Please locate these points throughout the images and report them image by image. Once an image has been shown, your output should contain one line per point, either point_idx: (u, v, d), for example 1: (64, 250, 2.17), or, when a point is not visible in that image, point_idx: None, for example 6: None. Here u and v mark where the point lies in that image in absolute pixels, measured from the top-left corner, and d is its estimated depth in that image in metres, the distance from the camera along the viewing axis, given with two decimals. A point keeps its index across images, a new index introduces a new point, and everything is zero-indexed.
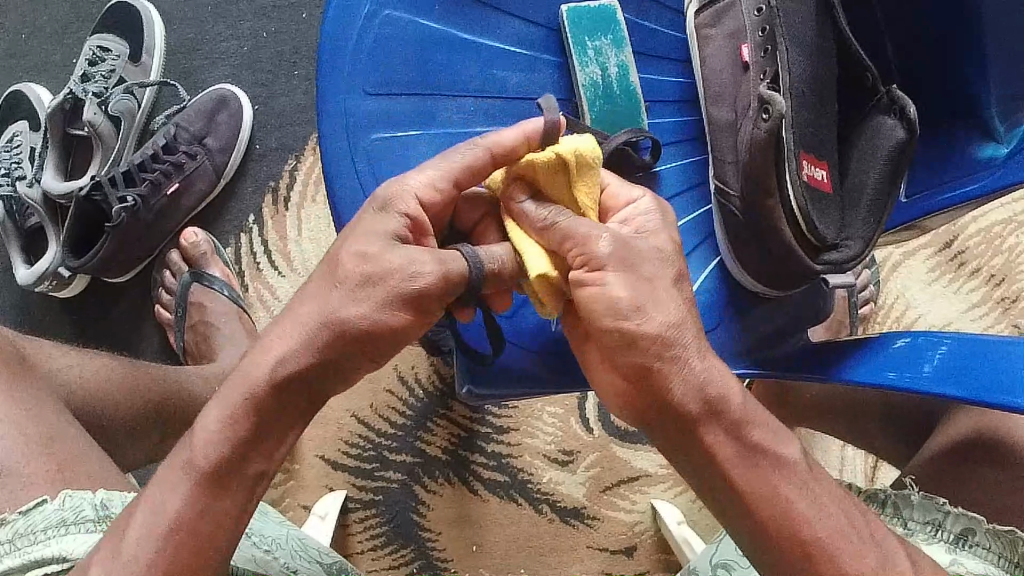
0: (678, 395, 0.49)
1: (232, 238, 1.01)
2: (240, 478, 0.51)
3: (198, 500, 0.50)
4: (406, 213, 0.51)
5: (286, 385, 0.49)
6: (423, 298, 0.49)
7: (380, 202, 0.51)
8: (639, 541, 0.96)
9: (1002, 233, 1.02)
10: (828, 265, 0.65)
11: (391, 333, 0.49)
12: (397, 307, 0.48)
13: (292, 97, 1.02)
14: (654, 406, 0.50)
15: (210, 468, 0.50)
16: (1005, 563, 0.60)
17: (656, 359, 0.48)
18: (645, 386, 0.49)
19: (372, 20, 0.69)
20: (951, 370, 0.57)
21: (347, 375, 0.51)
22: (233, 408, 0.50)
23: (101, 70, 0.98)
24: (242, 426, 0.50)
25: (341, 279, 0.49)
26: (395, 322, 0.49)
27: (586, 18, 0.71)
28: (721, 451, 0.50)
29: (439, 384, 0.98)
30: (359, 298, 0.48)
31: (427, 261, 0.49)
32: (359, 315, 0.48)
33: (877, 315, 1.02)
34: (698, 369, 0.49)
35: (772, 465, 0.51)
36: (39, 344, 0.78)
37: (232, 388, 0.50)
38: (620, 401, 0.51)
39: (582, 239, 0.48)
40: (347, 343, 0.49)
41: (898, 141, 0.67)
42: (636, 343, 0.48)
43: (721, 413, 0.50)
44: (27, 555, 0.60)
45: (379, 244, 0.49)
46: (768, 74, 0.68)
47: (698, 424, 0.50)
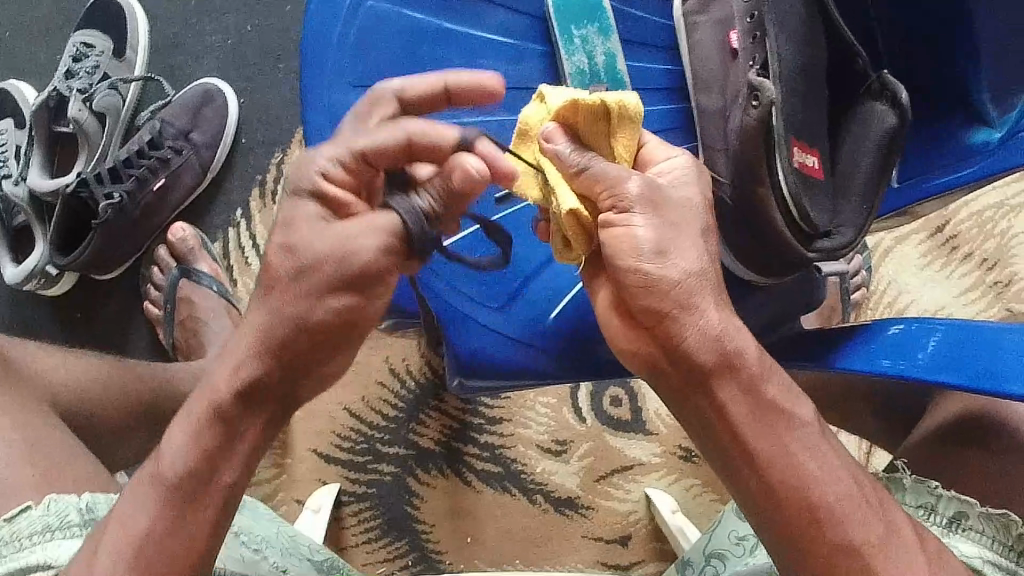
0: (691, 345, 0.47)
1: (220, 232, 1.01)
2: (212, 489, 0.51)
3: (166, 513, 0.50)
4: (319, 185, 0.47)
5: (246, 395, 0.49)
6: (367, 276, 0.46)
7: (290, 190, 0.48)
8: (634, 530, 0.96)
9: (994, 217, 1.02)
10: (820, 252, 0.64)
11: (338, 324, 0.47)
12: (336, 295, 0.46)
13: (279, 90, 1.01)
14: (664, 351, 0.48)
15: (180, 480, 0.50)
16: (998, 546, 0.60)
17: (675, 307, 0.46)
18: (661, 332, 0.47)
19: (356, 13, 0.67)
20: (945, 356, 0.57)
21: (310, 372, 0.50)
22: (198, 419, 0.50)
23: (86, 66, 0.96)
24: (208, 436, 0.50)
25: (279, 278, 0.47)
26: (337, 311, 0.47)
27: (572, 6, 0.70)
28: (730, 407, 0.49)
29: (430, 374, 0.98)
30: (297, 292, 0.47)
31: (363, 241, 0.46)
32: (305, 314, 0.47)
33: (870, 301, 1.02)
34: (715, 322, 0.47)
35: (786, 426, 0.50)
36: (24, 345, 0.78)
37: (196, 404, 0.50)
38: (633, 352, 0.49)
39: (613, 183, 0.47)
40: (302, 338, 0.47)
41: (889, 127, 0.67)
42: (656, 287, 0.46)
43: (737, 370, 0.48)
44: (12, 562, 0.59)
45: (305, 231, 0.47)
46: (759, 61, 0.66)
47: (711, 380, 0.48)
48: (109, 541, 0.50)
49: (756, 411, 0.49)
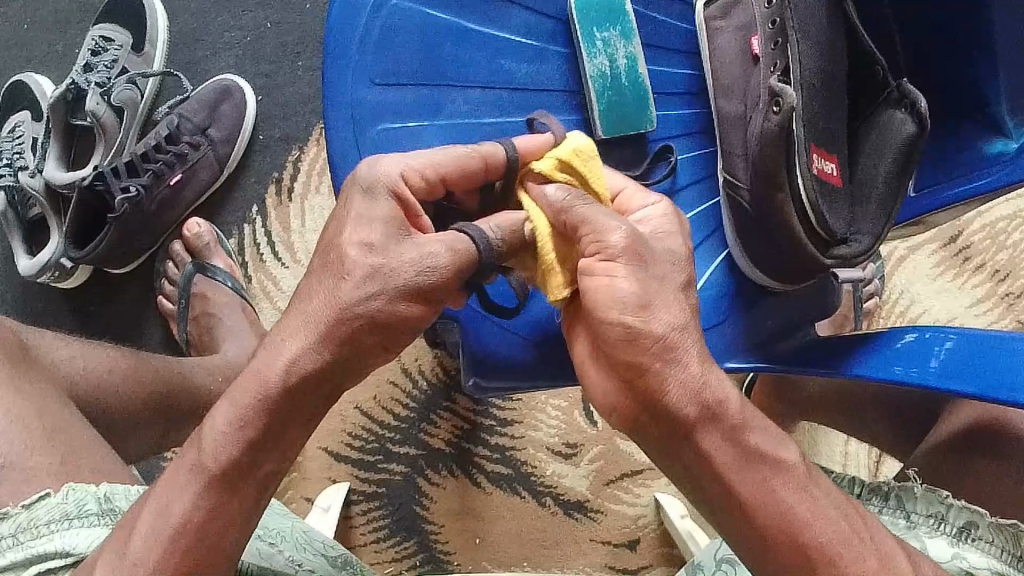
0: (672, 399, 0.47)
1: (236, 228, 1.01)
2: (250, 477, 0.51)
3: (205, 501, 0.51)
4: (395, 187, 0.51)
5: (300, 386, 0.49)
6: (434, 288, 0.48)
7: (363, 182, 0.51)
8: (642, 535, 0.96)
9: (1006, 228, 1.02)
10: (838, 259, 0.64)
11: (409, 322, 0.48)
12: (407, 299, 0.48)
13: (296, 87, 1.01)
14: (644, 404, 0.48)
15: (220, 470, 0.50)
16: (1008, 556, 0.60)
17: (655, 360, 0.47)
18: (639, 385, 0.47)
19: (379, 11, 0.68)
20: (961, 365, 0.56)
21: (368, 367, 0.50)
22: (242, 412, 0.49)
23: (104, 60, 0.97)
24: (253, 429, 0.50)
25: (349, 272, 0.48)
26: (409, 316, 0.48)
27: (595, 10, 0.71)
28: (715, 457, 0.49)
29: (443, 375, 0.97)
30: (372, 288, 0.47)
31: (439, 250, 0.48)
32: (372, 311, 0.47)
33: (882, 309, 1.02)
34: (695, 373, 0.47)
35: (771, 470, 0.50)
36: (41, 334, 0.78)
37: (243, 390, 0.49)
38: (612, 405, 0.50)
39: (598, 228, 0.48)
40: (363, 340, 0.48)
41: (908, 135, 0.67)
42: (637, 341, 0.46)
43: (720, 418, 0.48)
44: (29, 549, 0.59)
45: (382, 235, 0.49)
46: (779, 67, 0.67)
47: (693, 429, 0.48)
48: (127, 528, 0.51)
49: (740, 455, 0.49)
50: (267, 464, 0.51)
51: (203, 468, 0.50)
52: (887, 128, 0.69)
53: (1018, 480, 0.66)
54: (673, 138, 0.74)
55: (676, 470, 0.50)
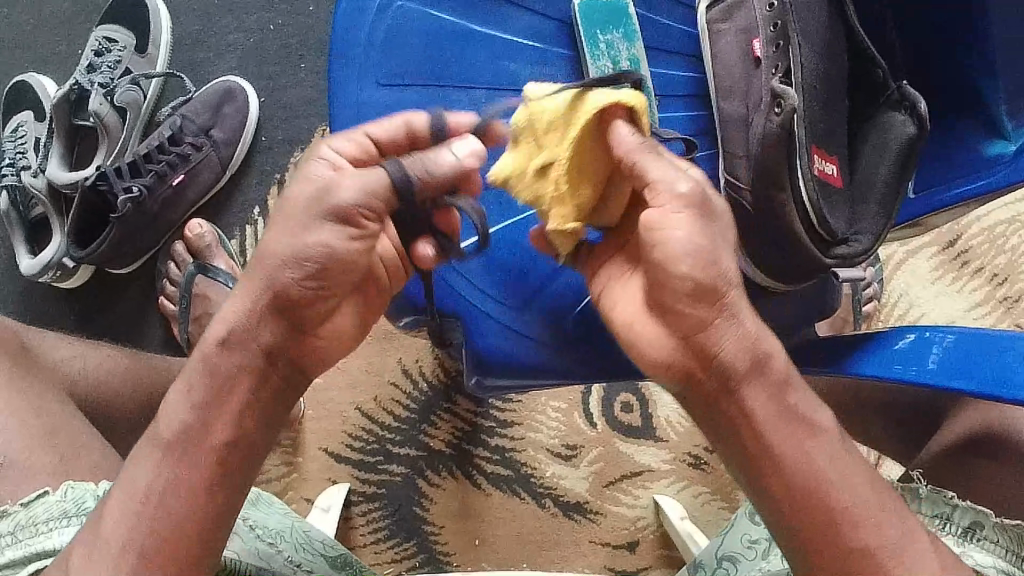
0: (728, 354, 0.48)
1: (237, 230, 1.02)
2: (204, 449, 0.50)
3: (164, 472, 0.50)
4: (328, 158, 0.49)
5: (241, 347, 0.49)
6: (347, 216, 0.46)
7: (301, 156, 0.50)
8: (642, 537, 0.97)
9: (1005, 233, 1.02)
10: (838, 259, 0.65)
11: (340, 263, 0.48)
12: (321, 230, 0.47)
13: (299, 89, 1.02)
14: (701, 361, 0.48)
15: (175, 437, 0.50)
16: (1012, 557, 0.61)
17: (717, 315, 0.47)
18: (697, 340, 0.48)
19: (386, 11, 0.68)
20: (960, 362, 0.57)
21: (306, 326, 0.50)
22: (192, 378, 0.50)
23: (107, 61, 0.97)
24: (201, 392, 0.50)
25: (273, 220, 0.48)
26: (329, 251, 0.47)
27: (599, 11, 0.71)
28: (758, 411, 0.49)
29: (443, 377, 0.98)
30: (295, 247, 0.47)
31: (359, 193, 0.47)
32: (291, 252, 0.47)
33: (881, 312, 1.02)
34: (750, 326, 0.48)
35: (807, 433, 0.50)
36: (42, 334, 0.78)
37: (193, 366, 0.50)
38: (663, 365, 0.49)
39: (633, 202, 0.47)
40: (292, 290, 0.48)
41: (908, 137, 0.68)
42: (705, 295, 0.46)
43: (766, 373, 0.49)
44: (28, 547, 0.59)
45: (312, 190, 0.49)
46: (781, 69, 0.68)
47: (742, 383, 0.49)
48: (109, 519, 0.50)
49: (780, 413, 0.49)
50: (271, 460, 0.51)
51: (208, 464, 0.50)
52: (886, 130, 0.70)
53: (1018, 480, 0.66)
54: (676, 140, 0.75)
55: (714, 433, 0.51)
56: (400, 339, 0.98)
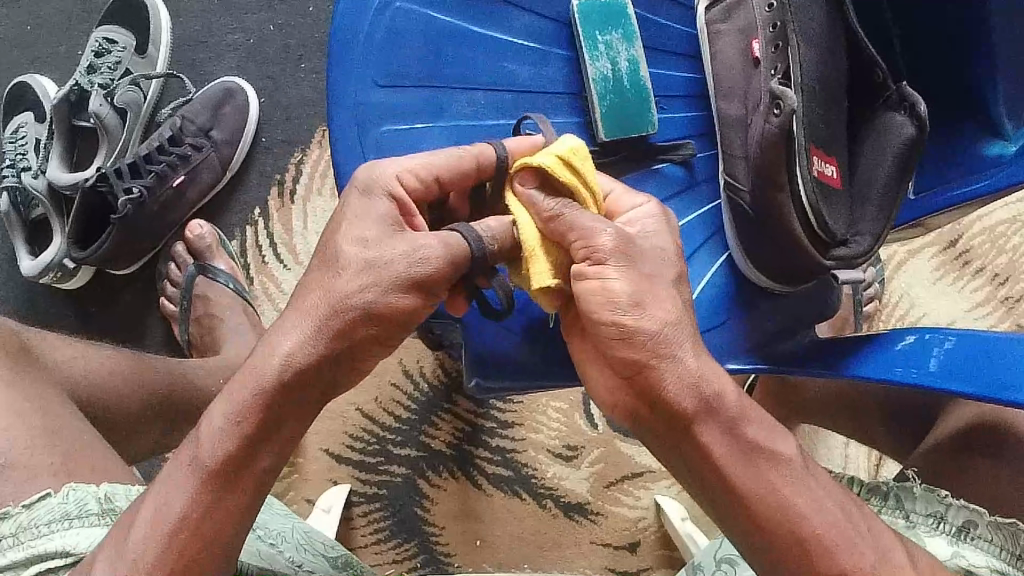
0: (671, 392, 0.48)
1: (237, 230, 1.01)
2: (247, 475, 0.51)
3: (200, 498, 0.50)
4: (394, 187, 0.51)
5: (294, 378, 0.49)
6: (430, 279, 0.49)
7: (363, 185, 0.52)
8: (642, 537, 0.97)
9: (1006, 232, 1.02)
10: (837, 261, 0.65)
11: (401, 315, 0.49)
12: (399, 291, 0.48)
13: (299, 90, 1.02)
14: (644, 400, 0.50)
15: (217, 466, 0.50)
16: (1007, 555, 0.60)
17: (652, 356, 0.48)
18: (641, 379, 0.49)
19: (383, 13, 0.68)
20: (959, 367, 0.57)
21: (361, 365, 0.50)
22: (240, 406, 0.49)
23: (107, 62, 0.97)
24: (250, 424, 0.49)
25: (344, 267, 0.49)
26: (401, 307, 0.48)
27: (596, 11, 0.71)
28: (714, 449, 0.50)
29: (444, 377, 0.98)
30: (365, 280, 0.48)
31: (433, 244, 0.49)
32: (365, 302, 0.48)
33: (881, 313, 1.02)
34: (692, 367, 0.49)
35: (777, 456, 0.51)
36: (44, 335, 0.78)
37: (238, 384, 0.50)
38: (612, 400, 0.52)
39: (586, 233, 0.49)
40: (357, 332, 0.48)
41: (907, 138, 0.67)
42: (632, 339, 0.48)
43: (717, 411, 0.49)
44: (30, 549, 0.59)
45: (377, 230, 0.50)
46: (779, 70, 0.68)
47: (693, 422, 0.49)
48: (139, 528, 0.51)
49: (737, 450, 0.50)
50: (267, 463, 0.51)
51: (203, 467, 0.50)
52: (886, 130, 0.70)
53: (1017, 483, 0.66)
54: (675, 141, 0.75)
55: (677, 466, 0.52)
56: (401, 340, 0.98)
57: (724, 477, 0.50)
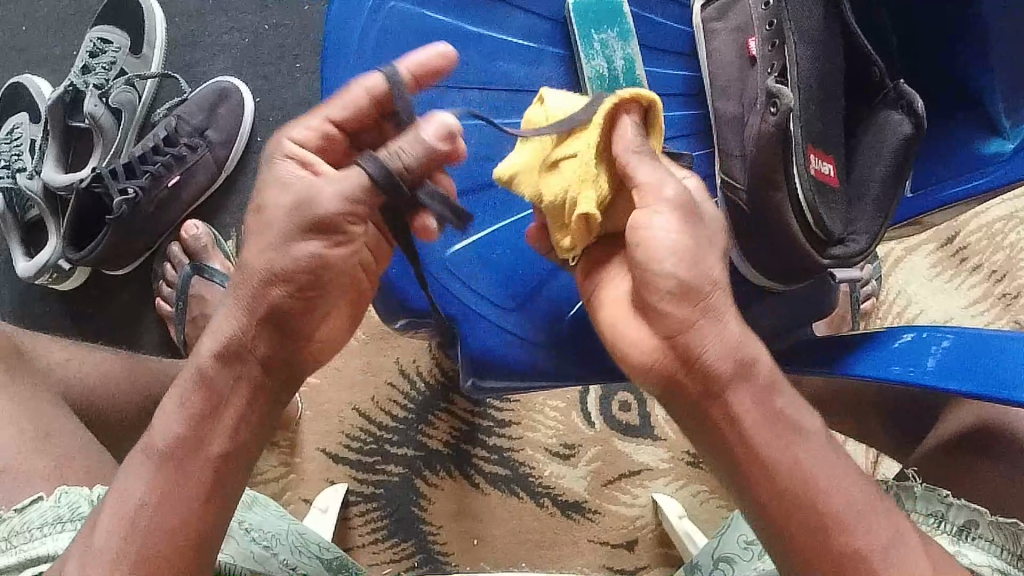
0: (710, 353, 0.48)
1: (233, 231, 1.02)
2: (199, 462, 0.51)
3: (158, 489, 0.51)
4: (291, 153, 0.52)
5: (231, 351, 0.52)
6: (328, 221, 0.49)
7: (268, 148, 0.53)
8: (641, 535, 0.96)
9: (1003, 229, 1.02)
10: (834, 260, 0.64)
11: (310, 269, 0.50)
12: (308, 236, 0.49)
13: (294, 89, 1.02)
14: (682, 361, 0.49)
15: (170, 448, 0.51)
16: (1007, 556, 0.60)
17: (701, 315, 0.48)
18: (682, 342, 0.49)
19: (377, 14, 0.68)
20: (958, 365, 0.57)
21: (303, 329, 0.53)
22: (187, 390, 0.52)
23: (103, 62, 0.97)
24: (196, 404, 0.52)
25: (260, 229, 0.51)
26: (318, 257, 0.50)
27: (592, 10, 0.71)
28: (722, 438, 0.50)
29: (440, 376, 0.98)
30: (274, 244, 0.50)
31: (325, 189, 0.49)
32: (277, 263, 0.50)
33: (879, 310, 1.02)
34: (734, 331, 0.49)
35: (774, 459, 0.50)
36: (37, 338, 0.78)
37: (191, 373, 0.52)
38: (646, 363, 0.50)
39: (646, 188, 0.49)
40: (281, 302, 0.51)
41: (905, 136, 0.67)
42: (690, 293, 0.48)
43: (751, 378, 0.49)
44: (23, 554, 0.58)
45: (284, 185, 0.51)
46: (776, 69, 0.68)
47: (726, 388, 0.49)
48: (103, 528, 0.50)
49: (768, 418, 0.50)
50: None
51: None
52: (883, 128, 0.70)
53: (1015, 482, 0.66)
54: (672, 139, 0.75)
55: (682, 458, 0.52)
56: (397, 339, 0.98)
57: None
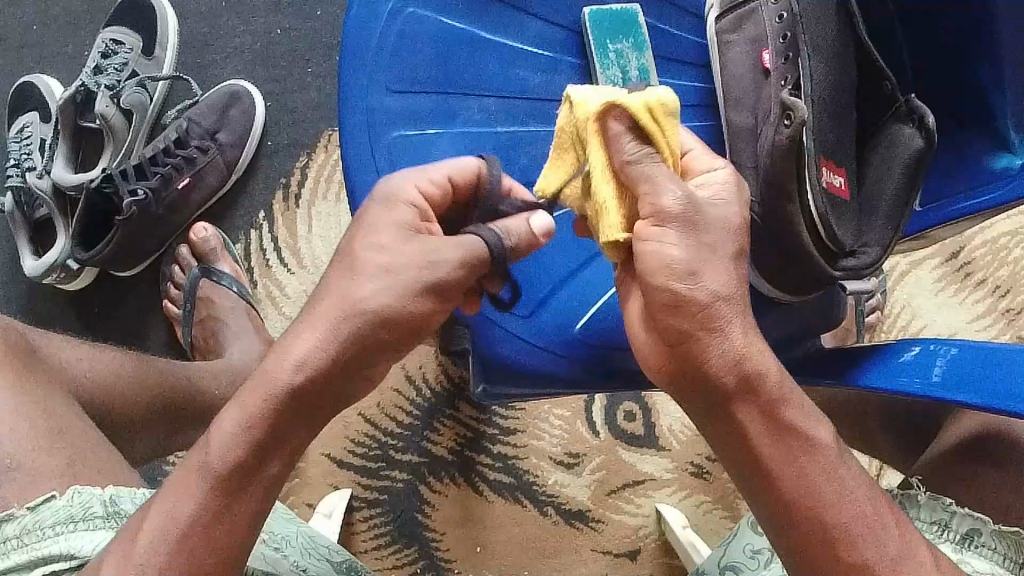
0: (714, 366, 0.47)
1: (242, 234, 1.01)
2: (255, 482, 0.51)
3: (210, 504, 0.50)
4: (414, 204, 0.52)
5: (310, 385, 0.49)
6: (449, 285, 0.50)
7: (385, 196, 0.52)
8: (643, 545, 0.96)
9: (1008, 245, 1.02)
10: (844, 272, 0.65)
11: (417, 319, 0.50)
12: (419, 295, 0.50)
13: (305, 94, 1.02)
14: (688, 368, 0.48)
15: (227, 470, 0.50)
16: (1010, 564, 0.61)
17: (700, 328, 0.47)
18: (683, 350, 0.48)
19: (395, 19, 0.68)
20: (967, 376, 0.57)
21: (372, 369, 0.51)
22: (254, 413, 0.49)
23: (114, 64, 0.98)
24: (260, 429, 0.50)
25: (361, 271, 0.50)
26: (415, 310, 0.50)
27: (607, 22, 0.72)
28: None
29: (446, 384, 0.98)
30: (384, 290, 0.49)
31: (445, 249, 0.50)
32: (382, 308, 0.49)
33: (884, 324, 1.02)
34: (737, 343, 0.47)
35: None
36: (48, 336, 0.78)
37: (251, 391, 0.50)
38: (656, 362, 0.50)
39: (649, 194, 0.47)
40: (370, 340, 0.49)
41: (915, 151, 0.67)
42: (683, 307, 0.46)
43: (756, 392, 0.49)
44: (35, 552, 0.59)
45: (393, 235, 0.51)
46: (790, 82, 0.68)
47: (731, 399, 0.48)
48: (148, 532, 0.50)
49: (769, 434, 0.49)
50: (269, 467, 0.51)
51: (206, 469, 0.50)
52: (894, 142, 0.70)
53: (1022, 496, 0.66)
54: None
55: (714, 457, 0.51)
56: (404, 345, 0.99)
57: None
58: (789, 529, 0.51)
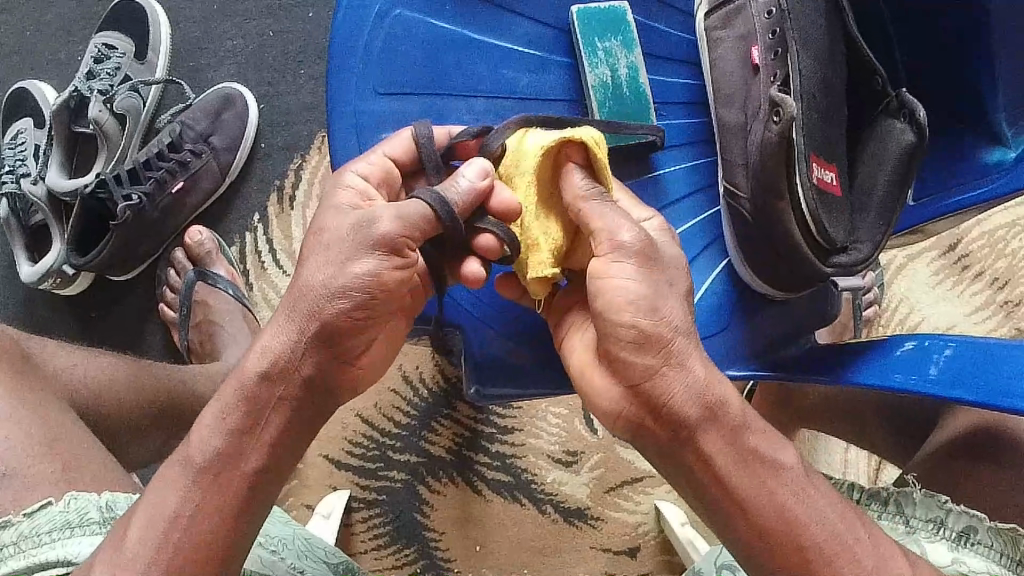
0: (678, 401, 0.48)
1: (237, 236, 1.01)
2: (239, 479, 0.51)
3: (192, 497, 0.50)
4: (356, 188, 0.54)
5: (280, 371, 0.50)
6: (399, 243, 0.49)
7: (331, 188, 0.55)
8: (643, 542, 0.97)
9: (1005, 237, 1.02)
10: (837, 267, 0.65)
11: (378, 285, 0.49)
12: (372, 261, 0.49)
13: (298, 96, 1.02)
14: (648, 408, 0.50)
15: (207, 463, 0.51)
16: (1007, 561, 0.60)
17: (663, 364, 0.48)
18: (645, 390, 0.49)
19: (383, 21, 0.68)
20: (959, 372, 0.57)
21: (351, 345, 0.51)
22: (230, 405, 0.51)
23: (107, 68, 0.97)
24: (236, 417, 0.51)
25: (308, 259, 0.50)
26: (375, 277, 0.49)
27: (595, 19, 0.71)
28: (714, 450, 0.49)
29: (444, 383, 0.98)
30: (325, 270, 0.49)
31: (381, 213, 0.49)
32: (332, 286, 0.49)
33: (881, 317, 1.02)
34: (700, 376, 0.49)
35: (772, 474, 0.50)
36: (43, 342, 0.78)
37: (231, 385, 0.51)
38: (615, 408, 0.51)
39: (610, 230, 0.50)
40: (332, 314, 0.49)
41: (907, 145, 0.67)
42: (648, 342, 0.48)
43: (720, 420, 0.49)
44: (31, 558, 0.59)
45: (336, 221, 0.51)
46: (779, 78, 0.68)
47: (696, 432, 0.49)
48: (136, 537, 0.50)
49: (737, 457, 0.50)
50: (250, 460, 0.51)
51: (187, 463, 0.51)
52: (886, 136, 0.70)
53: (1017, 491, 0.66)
54: (676, 146, 0.75)
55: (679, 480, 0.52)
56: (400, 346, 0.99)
57: (725, 488, 0.50)
58: (769, 537, 0.50)
